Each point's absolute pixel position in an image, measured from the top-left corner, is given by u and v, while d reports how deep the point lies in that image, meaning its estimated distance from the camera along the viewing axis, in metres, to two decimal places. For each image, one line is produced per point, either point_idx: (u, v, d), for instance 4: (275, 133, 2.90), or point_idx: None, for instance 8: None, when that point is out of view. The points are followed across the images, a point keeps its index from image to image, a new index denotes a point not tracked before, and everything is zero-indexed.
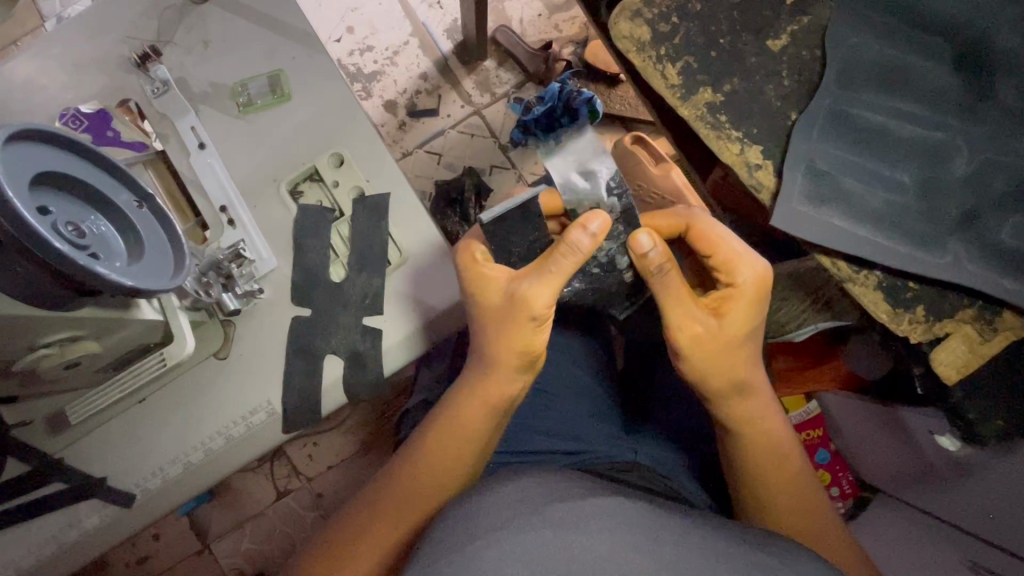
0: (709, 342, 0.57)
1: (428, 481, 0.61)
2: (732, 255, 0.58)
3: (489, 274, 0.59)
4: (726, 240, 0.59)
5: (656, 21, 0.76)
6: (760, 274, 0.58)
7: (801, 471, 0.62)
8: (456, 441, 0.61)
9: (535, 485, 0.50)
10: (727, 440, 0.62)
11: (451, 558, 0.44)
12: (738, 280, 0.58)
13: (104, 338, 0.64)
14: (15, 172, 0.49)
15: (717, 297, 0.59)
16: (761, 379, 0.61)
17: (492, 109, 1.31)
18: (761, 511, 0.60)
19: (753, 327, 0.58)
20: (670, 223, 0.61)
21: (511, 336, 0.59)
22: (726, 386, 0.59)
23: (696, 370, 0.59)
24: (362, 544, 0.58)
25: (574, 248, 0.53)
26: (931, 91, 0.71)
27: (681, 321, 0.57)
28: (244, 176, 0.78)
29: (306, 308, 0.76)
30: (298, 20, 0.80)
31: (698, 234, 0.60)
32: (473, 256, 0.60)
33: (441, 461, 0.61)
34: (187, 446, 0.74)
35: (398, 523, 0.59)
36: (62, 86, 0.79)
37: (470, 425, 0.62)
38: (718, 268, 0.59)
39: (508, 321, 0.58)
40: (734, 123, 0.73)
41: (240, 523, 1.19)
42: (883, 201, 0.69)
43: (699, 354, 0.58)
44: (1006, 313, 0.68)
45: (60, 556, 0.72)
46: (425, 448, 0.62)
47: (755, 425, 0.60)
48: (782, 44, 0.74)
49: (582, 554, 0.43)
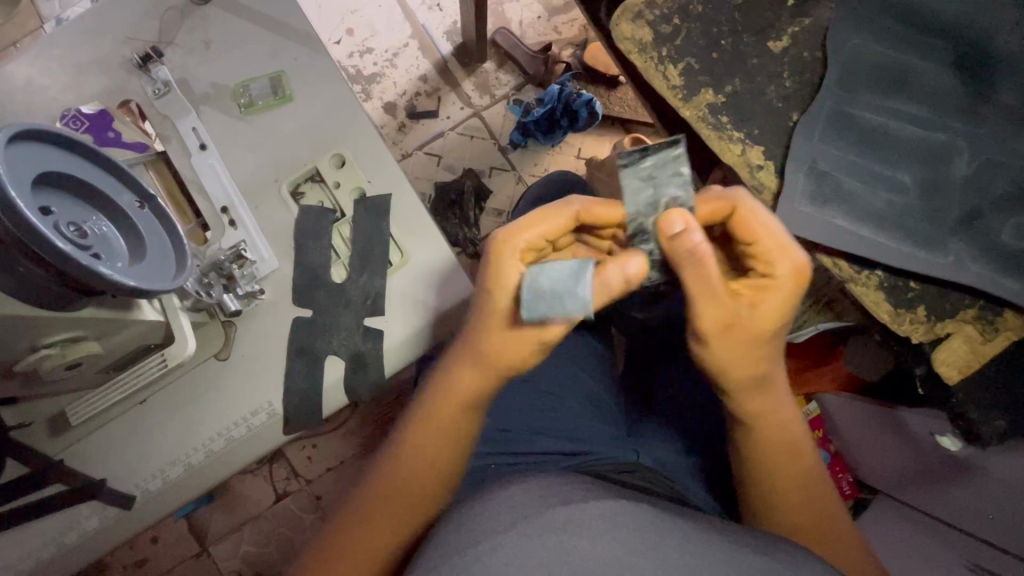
0: (738, 332, 0.51)
1: (413, 478, 0.60)
2: (774, 244, 0.52)
3: (509, 272, 0.53)
4: (772, 228, 0.52)
5: (657, 22, 0.76)
6: (799, 267, 0.52)
7: (812, 467, 0.61)
8: (428, 433, 0.60)
9: (536, 488, 0.50)
10: (743, 432, 0.60)
11: (456, 562, 0.44)
12: (777, 273, 0.52)
13: (105, 338, 0.63)
14: (18, 171, 0.49)
15: (750, 287, 0.53)
16: (780, 372, 0.58)
17: (492, 111, 1.31)
18: (768, 512, 0.60)
19: (784, 322, 0.53)
20: (711, 208, 0.53)
21: (512, 353, 0.56)
22: (746, 380, 0.55)
23: (716, 358, 0.53)
24: (355, 539, 0.58)
25: (603, 285, 0.50)
26: (931, 92, 0.71)
27: (718, 309, 0.50)
28: (245, 176, 0.78)
29: (307, 309, 0.76)
30: (301, 22, 0.80)
31: (742, 218, 0.52)
32: (517, 256, 0.54)
33: (426, 456, 0.60)
34: (188, 449, 0.74)
35: (400, 518, 0.59)
36: (62, 87, 0.79)
37: (452, 416, 0.60)
38: (755, 257, 0.53)
39: (511, 338, 0.54)
40: (734, 124, 0.73)
41: (239, 526, 1.18)
42: (884, 202, 0.70)
43: (725, 346, 0.52)
44: (1007, 314, 0.68)
45: (60, 558, 0.72)
46: (411, 436, 0.61)
47: (770, 418, 0.58)
48: (782, 45, 0.74)
49: (587, 559, 0.43)
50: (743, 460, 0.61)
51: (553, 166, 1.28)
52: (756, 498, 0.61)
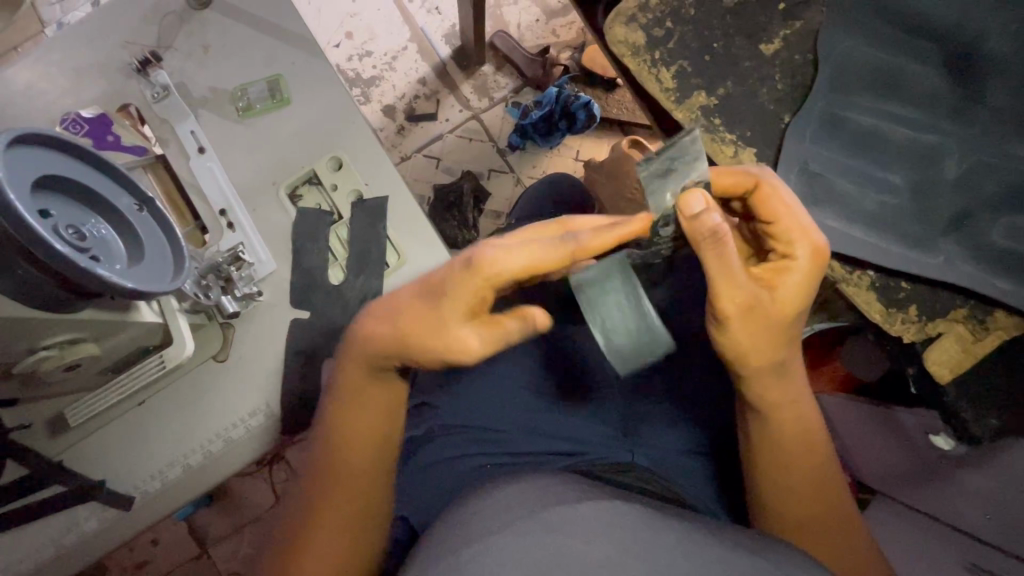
0: (759, 314, 0.52)
1: (358, 458, 0.58)
2: (794, 225, 0.54)
3: (472, 283, 0.49)
4: (791, 209, 0.54)
5: (650, 25, 0.76)
6: (818, 248, 0.54)
7: (824, 459, 0.61)
8: (365, 411, 0.58)
9: (530, 489, 0.50)
10: (758, 422, 0.59)
11: (451, 561, 0.45)
12: (796, 253, 0.53)
13: (104, 340, 0.64)
14: (17, 176, 0.50)
15: (769, 269, 0.54)
16: (796, 361, 0.58)
17: (490, 114, 1.32)
18: (779, 508, 0.59)
19: (803, 307, 0.53)
20: (734, 180, 0.55)
21: (425, 355, 0.52)
22: (765, 366, 0.55)
23: (737, 341, 0.53)
24: (322, 522, 0.57)
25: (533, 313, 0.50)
26: (921, 94, 0.72)
27: (740, 287, 0.50)
28: (243, 179, 0.79)
29: (306, 310, 0.76)
30: (297, 27, 0.81)
31: (764, 196, 0.55)
32: (496, 276, 0.49)
33: (365, 438, 0.58)
34: (187, 450, 0.74)
35: (360, 495, 0.57)
36: (62, 91, 0.80)
37: (367, 382, 0.57)
38: (775, 238, 0.55)
39: (434, 342, 0.51)
40: (727, 126, 0.74)
41: (239, 528, 1.19)
42: (876, 203, 0.70)
43: (746, 328, 0.52)
44: (998, 313, 0.69)
45: (60, 559, 0.73)
46: (337, 409, 0.58)
47: (785, 406, 0.58)
48: (774, 48, 0.75)
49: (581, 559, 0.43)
50: (755, 453, 0.60)
51: (551, 168, 1.29)
52: (765, 492, 0.59)
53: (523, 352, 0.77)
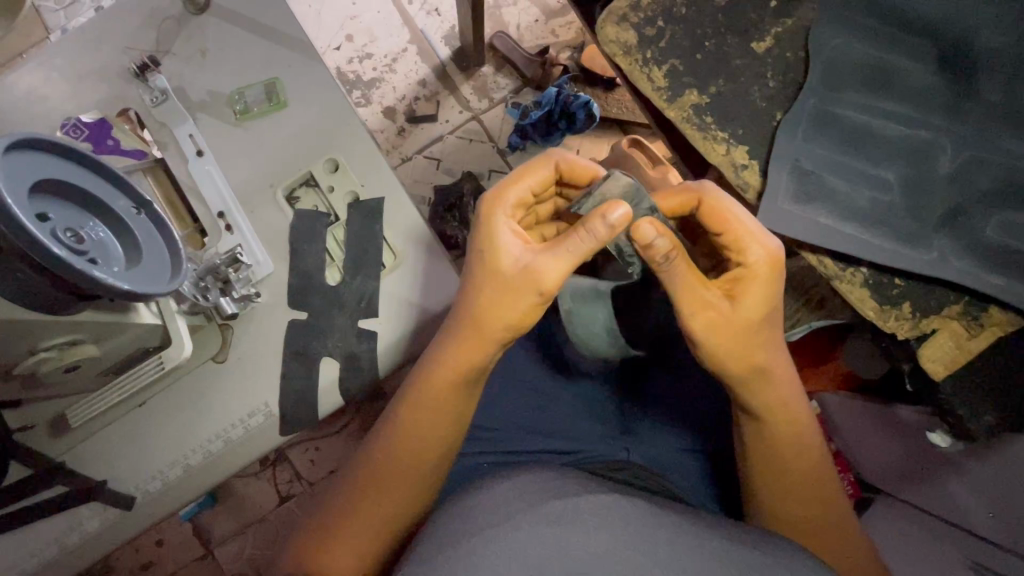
0: (723, 326, 0.53)
1: (418, 459, 0.59)
2: (743, 232, 0.54)
3: (502, 234, 0.55)
4: (739, 216, 0.55)
5: (642, 25, 0.77)
6: (772, 253, 0.54)
7: (819, 462, 0.60)
8: (431, 412, 0.59)
9: (531, 482, 0.51)
10: (749, 426, 0.60)
11: (450, 555, 0.45)
12: (750, 259, 0.54)
13: (103, 342, 0.65)
14: (16, 180, 0.51)
15: (730, 279, 0.55)
16: (782, 365, 0.58)
17: (490, 115, 1.32)
18: (773, 509, 0.59)
19: (768, 313, 0.54)
20: (678, 201, 0.57)
21: (505, 306, 0.54)
22: (748, 372, 0.55)
23: (715, 354, 0.54)
24: (340, 528, 0.57)
25: (590, 232, 0.50)
26: (915, 90, 0.72)
27: (702, 304, 0.52)
28: (241, 182, 0.80)
29: (302, 312, 0.77)
30: (292, 29, 0.82)
31: (708, 210, 0.56)
32: (505, 209, 0.56)
33: (416, 449, 0.59)
34: (187, 450, 0.75)
35: (392, 510, 0.58)
36: (63, 96, 0.81)
37: (446, 389, 0.58)
38: (728, 247, 0.55)
39: (506, 291, 0.54)
40: (719, 124, 0.74)
41: (243, 528, 1.19)
42: (869, 200, 0.70)
43: (715, 339, 0.53)
44: (992, 309, 0.69)
45: (64, 558, 0.74)
46: (404, 416, 0.59)
47: (778, 411, 0.58)
48: (766, 45, 0.75)
49: (581, 552, 0.43)
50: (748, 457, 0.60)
51: None
52: (759, 496, 0.60)
53: (519, 350, 0.78)
